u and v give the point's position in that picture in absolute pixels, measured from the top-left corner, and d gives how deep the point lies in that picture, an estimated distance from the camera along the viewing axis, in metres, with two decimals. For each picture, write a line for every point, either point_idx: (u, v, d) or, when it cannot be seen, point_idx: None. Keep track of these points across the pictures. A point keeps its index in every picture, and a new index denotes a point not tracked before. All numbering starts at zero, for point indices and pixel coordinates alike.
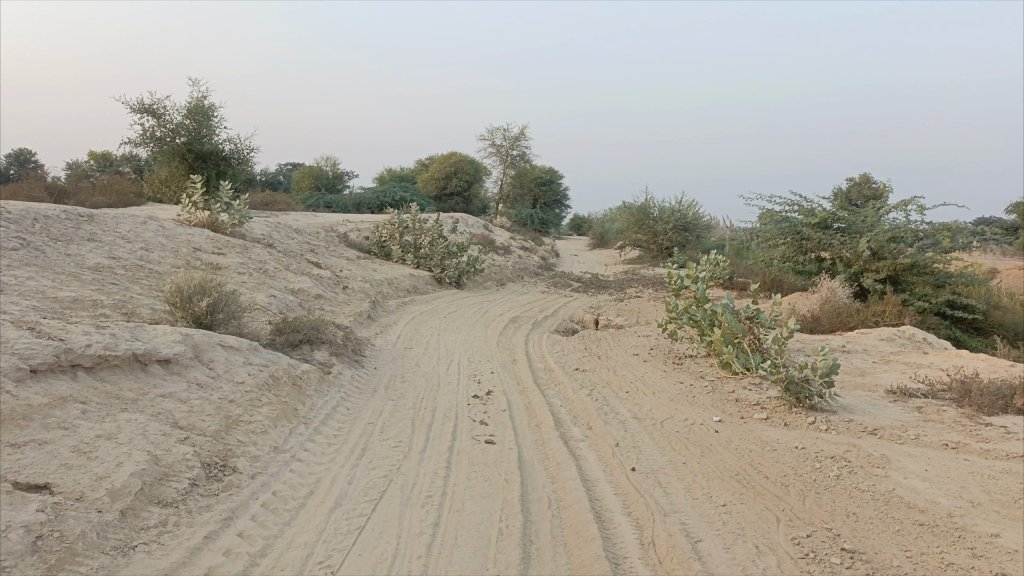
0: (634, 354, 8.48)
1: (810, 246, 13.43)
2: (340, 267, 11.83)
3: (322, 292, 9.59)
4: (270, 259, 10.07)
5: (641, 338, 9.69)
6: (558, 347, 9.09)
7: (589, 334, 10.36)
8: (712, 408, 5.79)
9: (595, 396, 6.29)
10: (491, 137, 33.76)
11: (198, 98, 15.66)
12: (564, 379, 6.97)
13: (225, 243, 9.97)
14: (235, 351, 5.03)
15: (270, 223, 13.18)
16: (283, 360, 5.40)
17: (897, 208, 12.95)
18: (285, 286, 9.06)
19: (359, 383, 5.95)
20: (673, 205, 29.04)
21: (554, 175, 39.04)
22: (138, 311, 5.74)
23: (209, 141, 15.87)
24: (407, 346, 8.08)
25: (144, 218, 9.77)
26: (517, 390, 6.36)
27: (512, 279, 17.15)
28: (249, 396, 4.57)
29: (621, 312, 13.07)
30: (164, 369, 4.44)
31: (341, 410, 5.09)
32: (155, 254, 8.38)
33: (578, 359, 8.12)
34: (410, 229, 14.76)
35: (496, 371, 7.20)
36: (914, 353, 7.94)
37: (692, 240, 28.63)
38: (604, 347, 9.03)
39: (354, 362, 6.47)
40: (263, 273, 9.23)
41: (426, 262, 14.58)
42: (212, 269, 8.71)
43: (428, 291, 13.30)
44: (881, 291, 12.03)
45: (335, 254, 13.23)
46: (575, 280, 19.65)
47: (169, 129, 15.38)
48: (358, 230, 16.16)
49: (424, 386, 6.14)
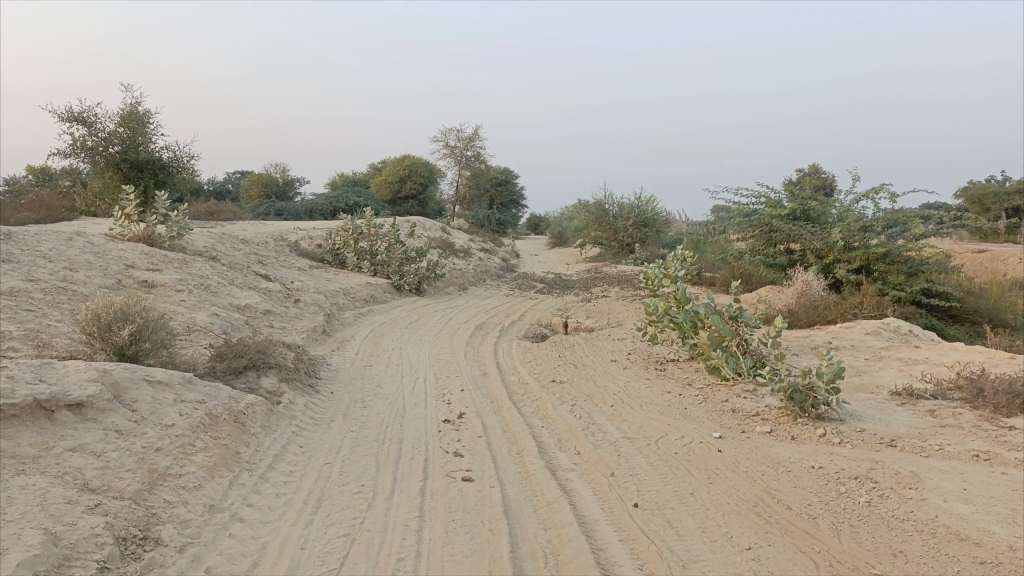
0: (612, 359, 7.93)
1: (780, 238, 12.96)
2: (292, 279, 11.08)
3: (271, 307, 8.85)
4: (213, 274, 9.28)
5: (616, 341, 9.15)
6: (530, 356, 8.48)
7: (561, 338, 9.79)
8: (708, 421, 5.25)
9: (578, 413, 5.70)
10: (445, 138, 33.04)
11: (132, 104, 14.67)
12: (541, 394, 6.38)
13: (163, 258, 9.15)
14: (164, 387, 4.32)
15: (215, 235, 12.35)
16: (224, 393, 4.70)
17: (866, 195, 12.56)
18: (230, 303, 8.30)
19: (313, 412, 5.25)
20: (632, 201, 28.73)
21: (509, 175, 38.48)
22: (50, 342, 4.96)
23: (145, 150, 14.88)
24: (366, 363, 7.38)
25: (70, 234, 8.90)
26: (491, 411, 5.73)
27: (473, 282, 16.53)
28: (180, 441, 3.87)
29: (591, 314, 12.53)
30: (75, 416, 3.71)
31: (293, 449, 4.40)
32: (81, 273, 7.56)
33: (554, 369, 7.52)
34: (366, 235, 14.12)
35: (466, 388, 6.56)
36: (905, 349, 7.55)
37: (653, 236, 28.31)
38: (579, 353, 8.46)
39: (307, 388, 5.78)
40: (206, 290, 8.46)
41: (384, 268, 13.89)
42: (148, 287, 7.92)
43: (387, 300, 12.59)
44: (855, 282, 11.67)
45: (286, 265, 12.44)
46: (538, 281, 19.09)
47: (101, 138, 14.39)
48: (310, 238, 15.35)
49: (387, 411, 5.47)
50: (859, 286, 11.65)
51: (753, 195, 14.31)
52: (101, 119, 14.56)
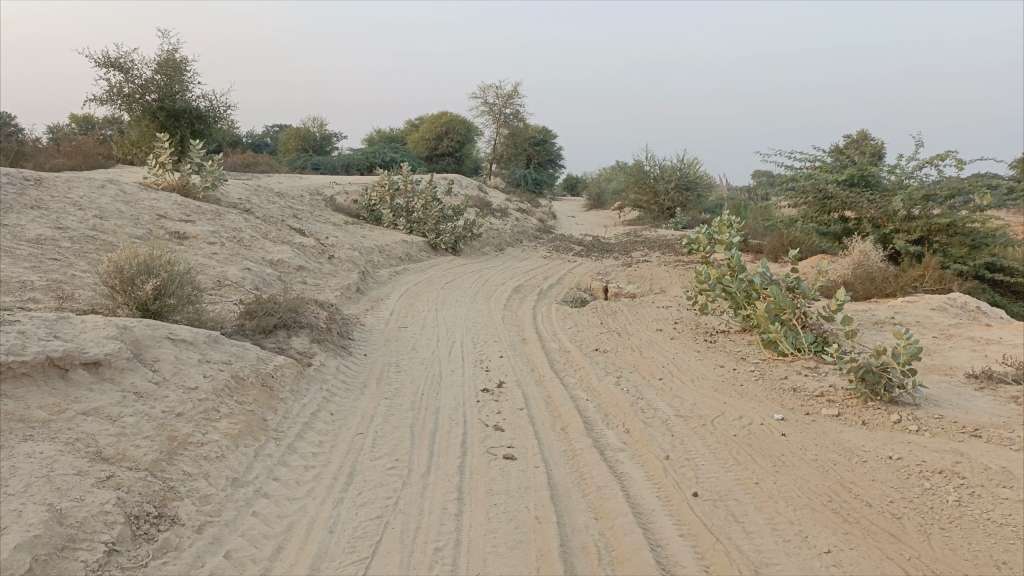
0: (657, 329, 7.54)
1: (834, 206, 12.33)
2: (327, 235, 10.81)
3: (305, 263, 8.58)
4: (247, 226, 9.03)
5: (661, 309, 8.74)
6: (571, 322, 8.12)
7: (602, 304, 9.41)
8: (768, 402, 4.86)
9: (625, 385, 5.35)
10: (483, 94, 32.38)
11: (169, 51, 14.45)
12: (584, 364, 6.03)
13: (196, 209, 8.92)
14: (188, 347, 4.05)
15: (249, 187, 12.10)
16: (252, 354, 4.43)
17: (929, 162, 11.87)
18: (262, 258, 8.04)
19: (345, 377, 4.97)
20: (673, 163, 27.95)
21: (548, 134, 37.75)
22: (73, 294, 4.73)
23: (182, 98, 14.67)
24: (401, 325, 7.09)
25: (102, 182, 8.68)
26: (532, 380, 5.40)
27: (510, 243, 16.16)
28: (203, 406, 3.60)
29: (632, 279, 12.10)
30: (91, 376, 3.44)
31: (323, 417, 4.11)
32: (112, 223, 7.33)
33: (597, 337, 7.15)
34: (403, 191, 13.78)
35: (505, 354, 6.24)
36: (975, 327, 7.03)
37: (694, 200, 27.56)
38: (622, 321, 8.07)
39: (339, 350, 5.49)
40: (238, 243, 8.21)
41: (420, 226, 13.57)
42: (179, 240, 7.68)
43: (422, 259, 12.28)
44: (914, 254, 11.06)
45: (321, 220, 12.17)
46: (575, 244, 18.62)
47: (138, 85, 14.14)
48: (346, 193, 15.06)
49: (423, 378, 5.17)
50: (919, 258, 11.03)
51: (806, 159, 13.64)
52: (138, 66, 14.36)
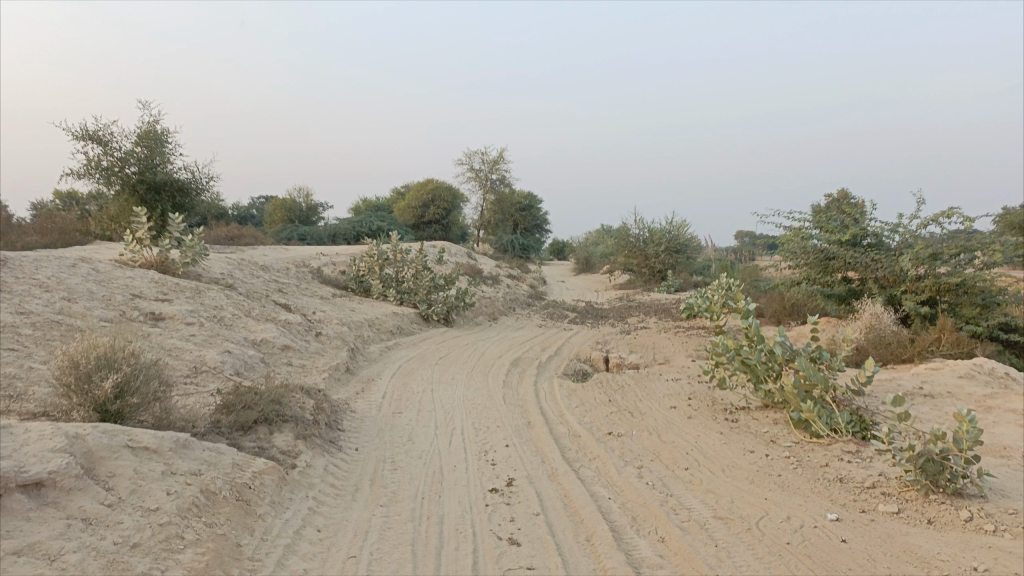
0: (671, 407, 6.99)
1: (838, 267, 11.97)
2: (314, 309, 10.30)
3: (290, 341, 8.03)
4: (228, 303, 8.51)
5: (671, 383, 8.21)
6: (577, 400, 7.55)
7: (607, 377, 8.87)
8: (814, 499, 4.30)
9: (648, 478, 4.78)
10: (469, 162, 32.42)
11: (150, 123, 14.18)
12: (599, 452, 5.46)
13: (173, 287, 8.40)
14: (151, 457, 3.47)
15: (232, 261, 11.62)
16: (227, 460, 3.84)
17: (932, 221, 11.58)
18: (244, 338, 7.50)
19: (334, 480, 4.37)
20: (663, 226, 27.79)
21: (534, 200, 37.75)
22: (23, 393, 4.15)
23: (163, 171, 14.32)
24: (395, 410, 6.50)
25: (73, 261, 8.16)
26: (545, 474, 4.82)
27: (503, 311, 15.68)
28: (166, 533, 3.00)
29: (634, 348, 11.59)
30: (30, 500, 2.84)
31: (309, 536, 3.51)
32: (79, 304, 6.80)
33: (608, 419, 6.58)
34: (392, 261, 13.33)
35: (511, 443, 5.65)
36: (1013, 398, 6.55)
37: (684, 262, 27.30)
38: (632, 398, 7.52)
39: (328, 445, 4.91)
40: (218, 323, 7.67)
41: (410, 297, 13.08)
42: (153, 321, 7.14)
43: (414, 331, 11.75)
44: (925, 316, 10.65)
45: (308, 293, 11.67)
46: (570, 310, 18.16)
47: (117, 158, 13.80)
48: (333, 264, 14.61)
49: (423, 478, 4.57)
50: (932, 320, 10.60)
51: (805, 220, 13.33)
52: (118, 139, 14.05)
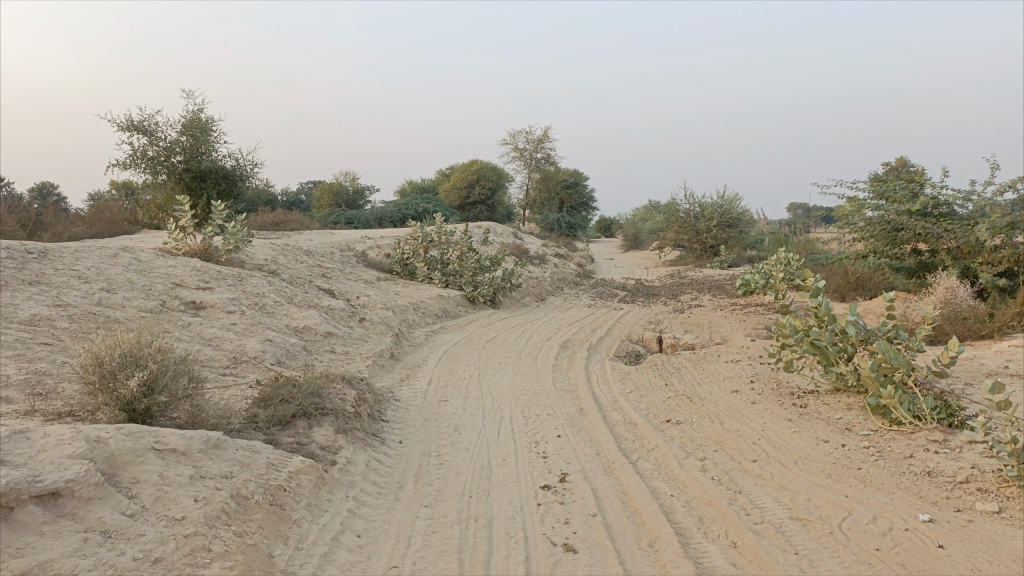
0: (733, 391, 6.57)
1: (906, 239, 11.28)
2: (358, 294, 10.11)
3: (334, 328, 7.83)
4: (270, 290, 8.35)
5: (730, 365, 7.77)
6: (632, 384, 7.18)
7: (662, 359, 8.47)
8: (901, 498, 3.88)
9: (713, 472, 4.41)
10: (514, 140, 31.99)
11: (194, 111, 14.16)
12: (658, 443, 5.10)
13: (215, 274, 8.28)
14: (179, 459, 3.25)
15: (277, 247, 11.51)
16: (261, 459, 3.61)
17: (1010, 187, 10.80)
18: (286, 325, 7.32)
19: (376, 477, 4.11)
20: (714, 201, 27.01)
21: (580, 177, 37.13)
22: (52, 391, 3.98)
23: (208, 158, 14.30)
24: (441, 398, 6.22)
25: (115, 251, 8.09)
26: (602, 468, 4.49)
27: (551, 292, 15.33)
28: (192, 545, 2.76)
29: (688, 327, 11.14)
30: (45, 513, 2.62)
31: (348, 543, 3.26)
32: (120, 295, 6.69)
33: (665, 405, 6.20)
34: (437, 243, 13.08)
35: (563, 432, 5.33)
36: None
37: (737, 237, 26.51)
38: (690, 381, 7.12)
39: (370, 439, 4.66)
40: (260, 310, 7.51)
41: (456, 279, 12.83)
42: (194, 310, 7.00)
43: (460, 314, 11.50)
44: (1003, 288, 9.95)
45: (352, 278, 11.50)
46: (619, 289, 17.72)
47: (162, 147, 13.81)
48: (377, 247, 14.43)
49: (471, 474, 4.27)
50: (1011, 291, 9.90)
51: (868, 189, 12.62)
52: (162, 128, 14.07)
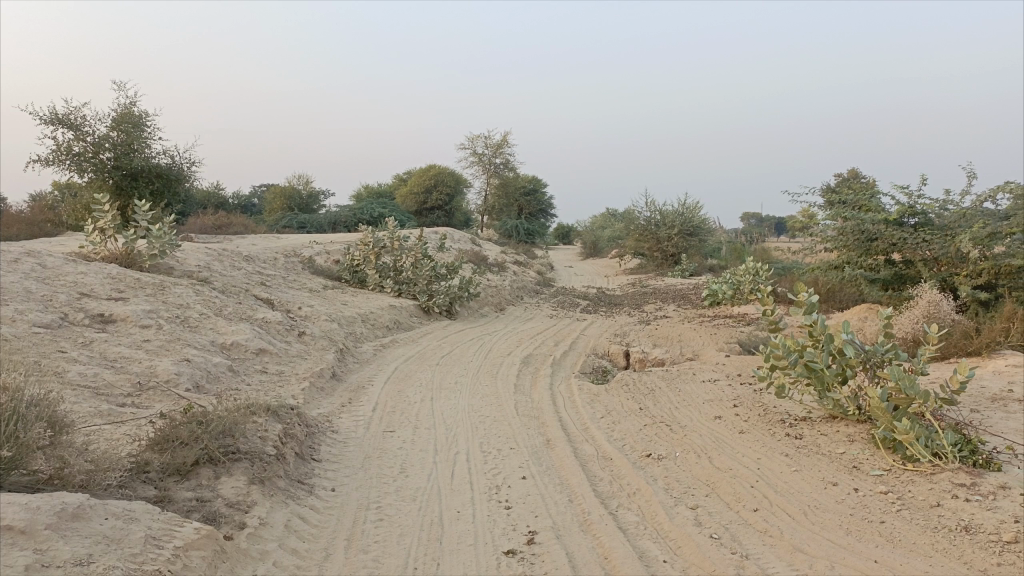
0: (716, 418, 5.87)
1: (881, 249, 10.78)
2: (300, 304, 9.21)
3: (268, 344, 6.93)
4: (197, 300, 7.40)
5: (708, 385, 7.09)
6: (602, 409, 6.43)
7: (633, 378, 7.75)
8: (943, 564, 3.19)
9: (711, 529, 3.67)
10: (472, 145, 31.21)
11: (126, 104, 13.10)
12: (640, 486, 4.35)
13: (133, 283, 7.31)
14: (15, 541, 2.35)
15: (212, 252, 10.53)
16: (137, 532, 2.74)
17: (985, 196, 10.38)
18: (211, 341, 6.42)
19: (298, 542, 3.28)
20: (675, 209, 26.61)
21: (538, 184, 36.51)
22: None
23: (140, 156, 13.21)
24: (387, 427, 5.39)
25: (15, 255, 7.08)
26: (577, 523, 3.72)
27: (510, 301, 14.57)
28: None
29: (657, 341, 10.47)
30: None
31: None
32: (10, 307, 5.72)
33: (643, 436, 5.46)
34: (389, 249, 12.19)
35: (528, 472, 4.55)
36: None
37: (697, 245, 26.17)
38: (666, 405, 6.40)
39: (294, 488, 3.81)
40: (181, 324, 6.59)
41: (410, 288, 11.97)
42: (101, 325, 6.06)
43: (413, 326, 10.66)
44: (984, 301, 9.51)
45: (295, 286, 10.57)
46: (581, 298, 17.05)
47: (88, 142, 12.70)
48: (325, 253, 13.50)
49: (417, 534, 3.48)
50: (992, 304, 9.49)
51: (836, 196, 12.08)
52: (90, 122, 12.95)
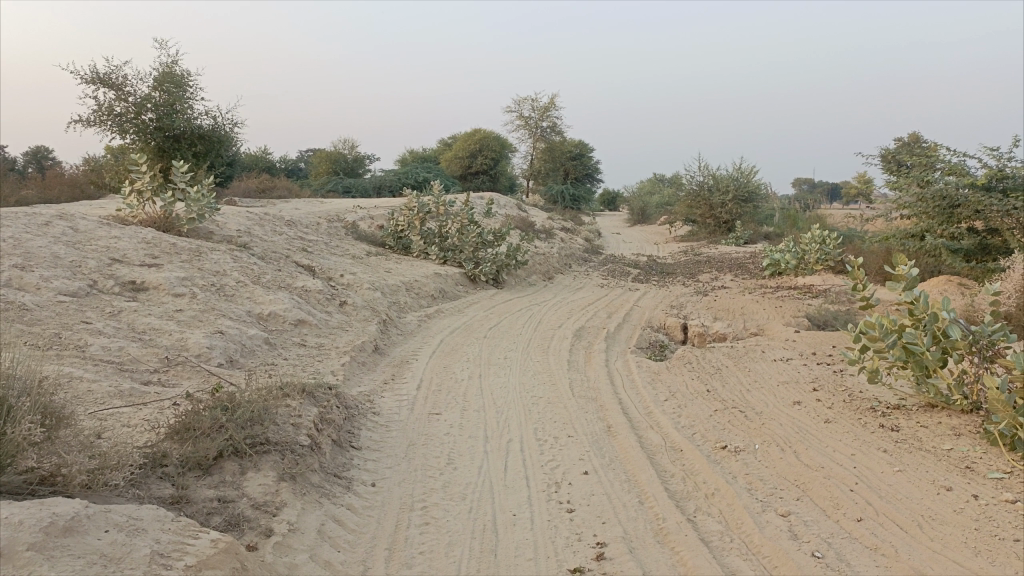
0: (797, 404, 5.28)
1: (965, 216, 9.93)
2: (342, 271, 8.82)
3: (307, 314, 6.53)
4: (234, 267, 7.03)
5: (781, 365, 6.48)
6: (666, 390, 5.89)
7: (696, 355, 7.18)
8: None
9: (809, 543, 3.14)
10: (519, 108, 30.47)
11: (168, 64, 12.78)
12: (719, 486, 3.82)
13: (168, 248, 6.97)
14: None
15: (253, 216, 10.18)
16: (141, 548, 2.32)
17: None
18: (246, 312, 6.03)
19: (331, 553, 2.84)
20: (730, 173, 25.58)
21: (585, 148, 35.60)
22: None
23: (182, 117, 12.92)
24: (432, 409, 4.94)
25: (47, 219, 6.78)
26: (650, 532, 3.22)
27: (559, 269, 14.03)
28: None
29: (717, 314, 9.84)
30: None
31: None
32: (36, 274, 5.39)
33: (714, 423, 4.92)
34: (434, 214, 11.72)
35: (590, 464, 4.06)
36: None
37: (752, 212, 25.17)
38: (737, 387, 5.83)
39: (329, 484, 3.39)
40: (217, 292, 6.22)
41: (455, 255, 11.50)
42: (132, 294, 5.71)
43: (459, 295, 10.21)
44: None
45: (338, 252, 10.17)
46: (632, 266, 16.40)
47: (131, 103, 12.43)
48: (369, 218, 13.09)
49: (468, 544, 3.01)
50: None
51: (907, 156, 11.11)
52: (132, 82, 12.67)
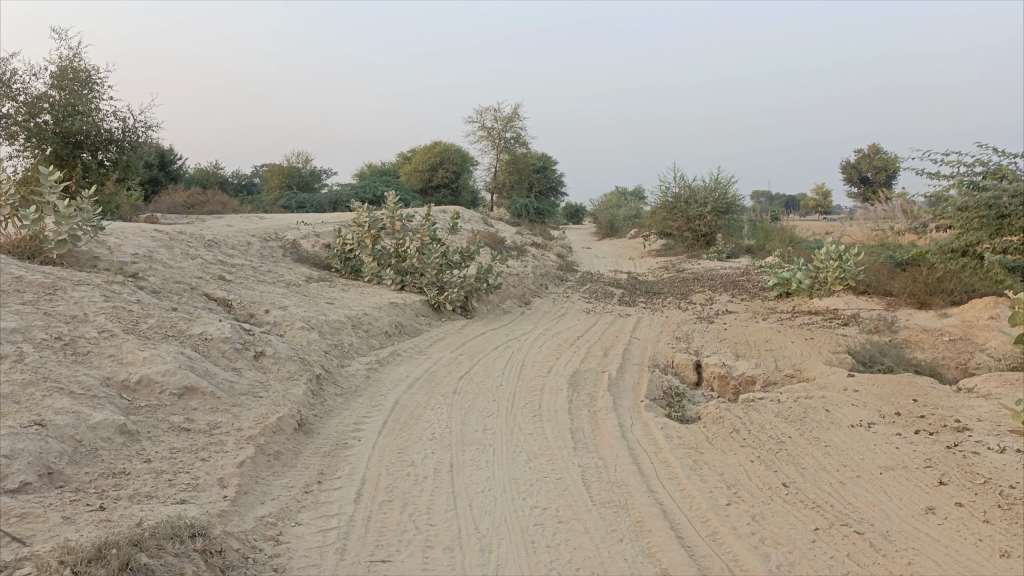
0: (934, 517, 3.49)
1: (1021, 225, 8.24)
2: (267, 305, 6.85)
3: (203, 376, 4.58)
4: (105, 308, 5.04)
5: (865, 436, 4.71)
6: (721, 484, 4.06)
7: (740, 416, 5.38)
8: None
9: None
10: (482, 118, 28.74)
11: (69, 57, 10.78)
12: None
13: (9, 283, 4.94)
14: None
15: (162, 236, 8.16)
16: None
17: None
18: (102, 382, 4.05)
19: None
20: (706, 183, 24.08)
21: (548, 160, 33.99)
22: None
23: (87, 120, 10.84)
24: (375, 552, 3.04)
25: None
26: None
27: (535, 292, 12.20)
28: None
29: (735, 348, 8.11)
30: None
31: None
32: None
33: (826, 560, 3.13)
34: (389, 231, 9.80)
35: None
36: None
37: (730, 224, 23.68)
38: (824, 480, 4.03)
39: None
40: (62, 351, 4.23)
41: (415, 279, 9.61)
42: None
43: (420, 329, 8.31)
44: None
45: (268, 279, 8.21)
46: (614, 286, 14.64)
47: (23, 103, 10.36)
48: (313, 236, 11.12)
49: None
50: None
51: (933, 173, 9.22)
52: (25, 79, 10.59)
